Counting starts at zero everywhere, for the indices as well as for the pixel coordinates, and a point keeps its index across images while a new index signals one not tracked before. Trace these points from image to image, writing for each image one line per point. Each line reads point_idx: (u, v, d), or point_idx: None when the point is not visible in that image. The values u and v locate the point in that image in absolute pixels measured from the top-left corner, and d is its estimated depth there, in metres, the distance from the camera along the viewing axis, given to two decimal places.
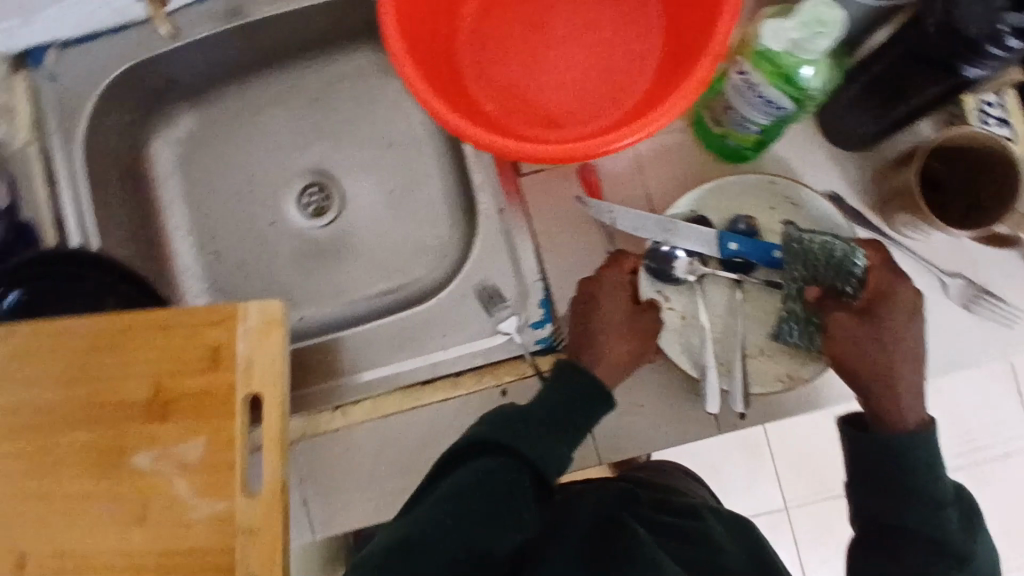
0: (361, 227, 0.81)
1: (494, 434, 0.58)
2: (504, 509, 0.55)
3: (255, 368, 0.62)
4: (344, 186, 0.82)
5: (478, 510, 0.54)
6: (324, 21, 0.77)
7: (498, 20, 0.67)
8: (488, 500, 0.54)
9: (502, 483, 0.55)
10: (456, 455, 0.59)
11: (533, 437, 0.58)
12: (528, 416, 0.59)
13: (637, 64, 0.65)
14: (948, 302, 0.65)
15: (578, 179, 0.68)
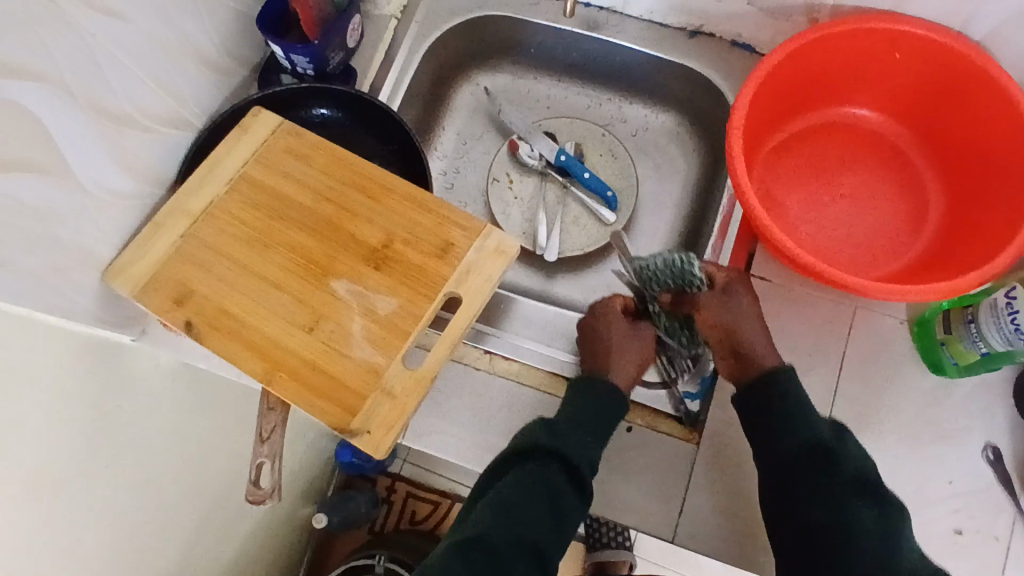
0: (571, 239, 0.88)
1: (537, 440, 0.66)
2: (520, 504, 0.63)
3: (471, 276, 0.68)
4: (571, 192, 0.89)
5: (507, 516, 0.63)
6: (657, 75, 0.88)
7: (803, 158, 0.78)
8: (507, 506, 0.63)
9: (540, 492, 0.64)
10: (495, 471, 0.67)
11: (527, 492, 0.64)
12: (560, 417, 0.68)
13: (896, 253, 0.74)
14: None
15: (791, 308, 0.75)
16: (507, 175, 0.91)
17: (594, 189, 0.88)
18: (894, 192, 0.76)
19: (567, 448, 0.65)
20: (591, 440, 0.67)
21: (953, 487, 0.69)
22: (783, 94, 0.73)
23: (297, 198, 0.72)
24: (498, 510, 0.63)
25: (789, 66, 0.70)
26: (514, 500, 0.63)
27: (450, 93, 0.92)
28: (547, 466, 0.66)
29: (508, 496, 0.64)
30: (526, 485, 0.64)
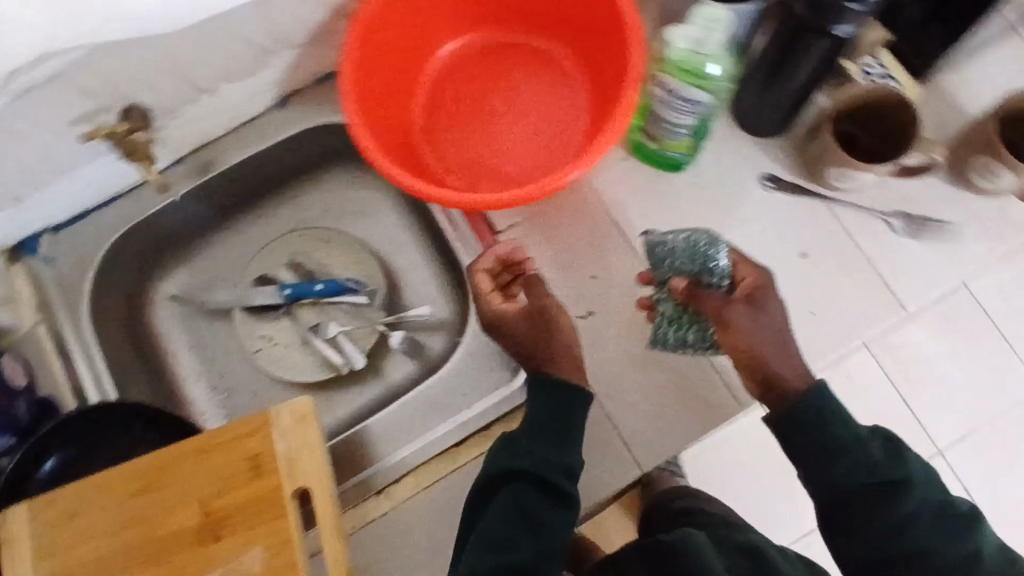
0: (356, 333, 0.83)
1: (514, 457, 0.63)
2: (515, 534, 0.60)
3: (300, 459, 0.62)
4: (323, 303, 0.84)
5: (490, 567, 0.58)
6: (294, 151, 0.84)
7: (447, 112, 0.78)
8: (491, 548, 0.60)
9: (511, 514, 0.61)
10: (477, 501, 0.64)
11: (519, 527, 0.60)
12: (517, 437, 0.65)
13: (573, 114, 0.76)
14: (902, 240, 0.71)
15: (547, 224, 0.75)
16: (263, 337, 0.84)
17: (336, 289, 0.83)
18: (529, 72, 0.78)
19: (529, 467, 0.62)
20: (556, 450, 0.64)
21: (772, 228, 0.73)
22: (383, 87, 0.73)
23: (106, 553, 0.58)
24: (485, 553, 0.59)
25: (366, 65, 0.69)
26: (503, 541, 0.60)
27: (149, 325, 0.83)
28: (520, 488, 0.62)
29: (497, 534, 0.60)
30: (507, 523, 0.61)
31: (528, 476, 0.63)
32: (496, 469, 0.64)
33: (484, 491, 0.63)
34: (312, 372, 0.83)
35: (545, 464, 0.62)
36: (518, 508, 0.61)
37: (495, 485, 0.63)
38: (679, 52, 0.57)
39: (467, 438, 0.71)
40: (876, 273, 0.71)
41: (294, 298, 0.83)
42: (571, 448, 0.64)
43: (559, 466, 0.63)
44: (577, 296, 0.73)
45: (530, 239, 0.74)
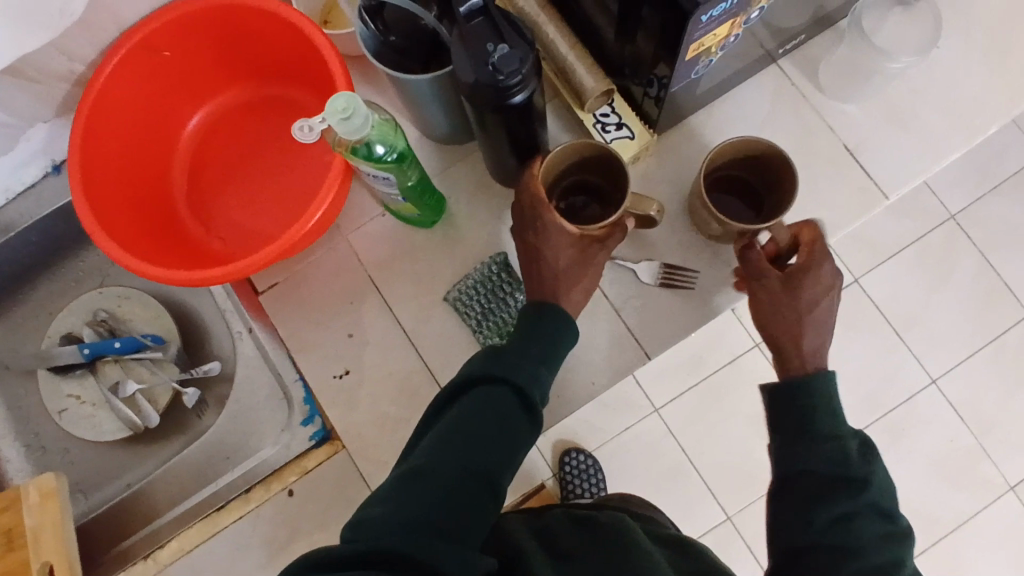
0: (154, 389, 0.85)
1: (490, 369, 0.55)
2: (478, 437, 0.52)
3: (41, 536, 0.69)
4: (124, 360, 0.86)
5: (415, 507, 0.47)
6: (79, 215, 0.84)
7: (207, 169, 0.77)
8: (461, 448, 0.51)
9: (487, 419, 0.53)
10: (453, 390, 0.56)
11: (480, 453, 0.52)
12: (506, 349, 0.57)
13: (325, 166, 0.74)
14: (652, 287, 0.70)
15: (306, 283, 0.75)
16: (70, 395, 0.86)
17: (135, 345, 0.85)
18: (284, 124, 0.76)
19: (510, 374, 0.55)
20: (535, 364, 0.57)
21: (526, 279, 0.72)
22: (125, 156, 0.72)
23: None
24: (456, 461, 0.50)
25: (94, 137, 0.67)
26: (462, 449, 0.51)
27: None
28: (496, 390, 0.55)
29: (463, 442, 0.51)
30: (482, 426, 0.52)
31: (505, 383, 0.55)
32: (478, 369, 0.56)
33: (498, 379, 0.55)
34: (111, 430, 0.85)
35: (535, 378, 0.56)
36: (510, 408, 0.54)
37: (477, 378, 0.55)
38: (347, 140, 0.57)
39: (229, 501, 0.73)
40: (624, 323, 0.70)
41: (95, 356, 0.85)
42: (546, 373, 0.57)
43: (545, 386, 0.56)
44: (333, 356, 0.73)
45: (290, 298, 0.74)
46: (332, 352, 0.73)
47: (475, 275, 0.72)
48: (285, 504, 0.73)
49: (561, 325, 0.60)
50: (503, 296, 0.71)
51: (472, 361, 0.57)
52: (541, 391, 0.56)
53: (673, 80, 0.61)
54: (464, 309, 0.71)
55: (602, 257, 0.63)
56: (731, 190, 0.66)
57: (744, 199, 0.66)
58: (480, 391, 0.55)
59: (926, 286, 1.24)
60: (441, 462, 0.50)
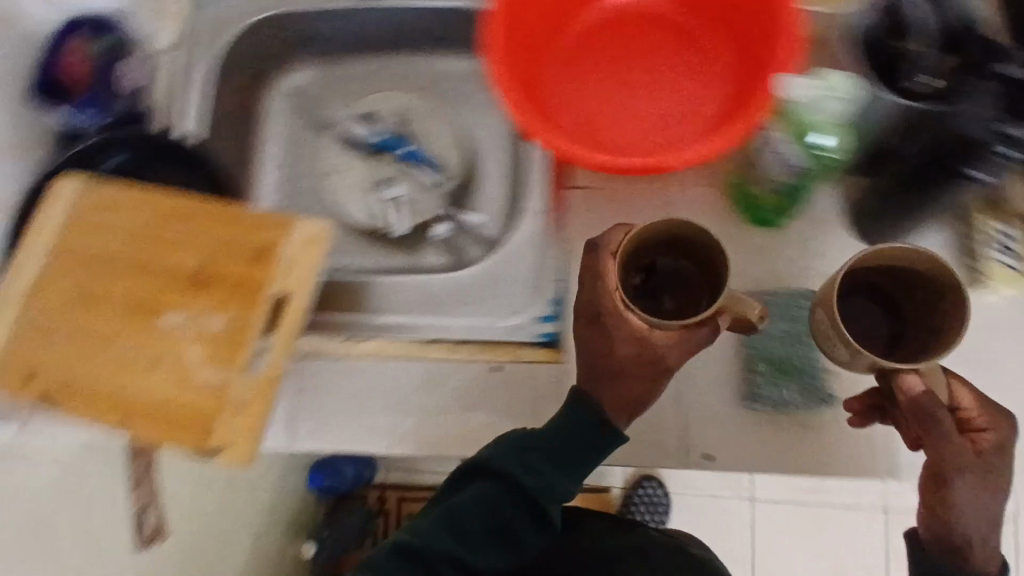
0: (413, 205, 0.89)
1: (501, 460, 0.69)
2: (510, 497, 0.68)
3: (291, 270, 0.70)
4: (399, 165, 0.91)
5: (468, 529, 0.69)
6: (442, 21, 0.87)
7: (590, 53, 0.76)
8: (486, 517, 0.69)
9: (488, 506, 0.69)
10: (464, 472, 0.72)
11: (514, 497, 0.68)
12: (531, 446, 0.68)
13: (700, 119, 0.73)
14: None
15: (615, 208, 0.75)
16: (340, 164, 0.91)
17: (416, 159, 0.90)
18: (685, 60, 0.75)
19: (526, 480, 0.68)
20: (573, 475, 0.68)
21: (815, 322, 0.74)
22: (545, 1, 0.72)
23: (125, 254, 0.73)
24: (508, 511, 0.69)
25: None
26: (494, 541, 0.70)
27: (260, 103, 0.92)
28: (490, 489, 0.69)
29: (500, 506, 0.69)
30: (511, 472, 0.68)
31: (495, 459, 0.69)
32: (490, 456, 0.69)
33: (492, 477, 0.69)
34: (356, 214, 0.89)
35: (548, 487, 0.68)
36: (516, 506, 0.68)
37: (476, 471, 0.71)
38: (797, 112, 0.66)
39: (439, 340, 0.77)
40: (883, 425, 0.69)
41: (380, 147, 0.91)
42: (565, 484, 0.68)
43: (554, 498, 0.68)
44: None
45: (584, 215, 0.77)
46: None
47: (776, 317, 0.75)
48: (480, 374, 0.75)
49: (613, 442, 0.67)
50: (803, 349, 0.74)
51: (506, 434, 0.70)
52: (547, 500, 0.68)
53: None
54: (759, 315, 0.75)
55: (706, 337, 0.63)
56: (876, 301, 0.69)
57: (868, 296, 0.70)
58: (475, 490, 0.70)
59: None
60: (491, 471, 0.69)
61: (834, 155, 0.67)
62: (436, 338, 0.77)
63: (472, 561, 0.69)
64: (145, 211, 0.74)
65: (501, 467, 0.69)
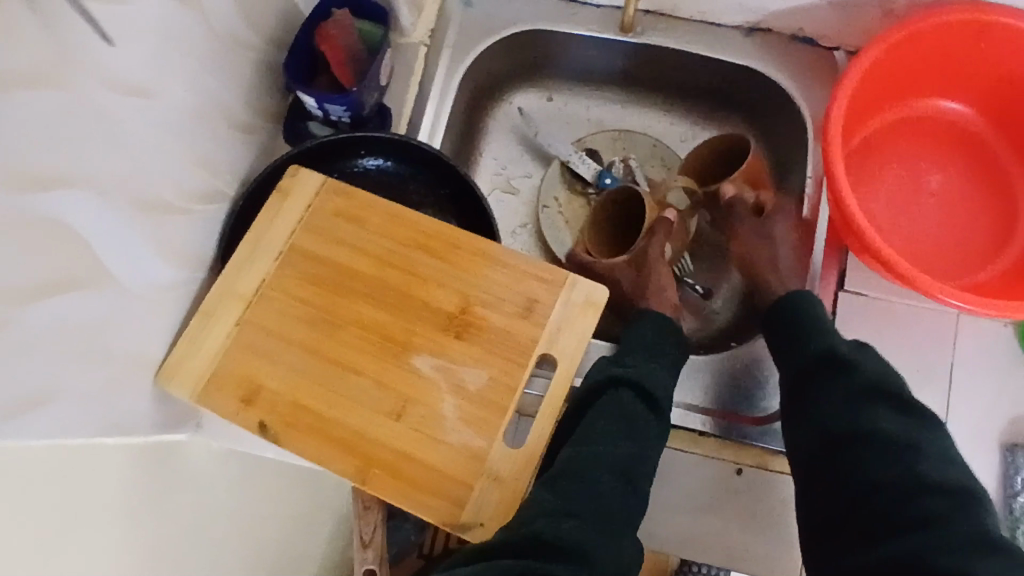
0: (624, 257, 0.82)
1: (619, 364, 0.65)
2: (632, 409, 0.62)
3: (562, 331, 0.63)
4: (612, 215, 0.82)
5: (616, 450, 0.59)
6: (705, 76, 0.81)
7: (882, 153, 0.75)
8: (606, 429, 0.61)
9: (620, 415, 0.62)
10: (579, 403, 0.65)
11: (644, 415, 0.63)
12: (622, 354, 0.67)
13: (995, 246, 0.71)
14: None
15: (891, 321, 0.71)
16: (555, 200, 0.84)
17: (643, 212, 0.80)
18: (982, 182, 0.74)
19: (635, 374, 0.64)
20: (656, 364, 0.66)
21: None
22: (863, 95, 0.71)
23: (368, 273, 0.65)
24: (626, 439, 0.60)
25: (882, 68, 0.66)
26: (624, 438, 0.60)
27: (484, 115, 0.86)
28: (616, 394, 0.64)
29: (621, 417, 0.62)
30: (632, 375, 0.64)
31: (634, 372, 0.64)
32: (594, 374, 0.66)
33: (606, 381, 0.64)
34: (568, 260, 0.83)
35: (647, 373, 0.65)
36: (611, 398, 0.63)
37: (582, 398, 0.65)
38: None
39: (680, 427, 0.70)
40: None
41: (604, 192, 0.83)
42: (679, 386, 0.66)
43: (659, 380, 0.65)
44: None
45: (858, 326, 0.71)
46: None
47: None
48: (724, 478, 0.70)
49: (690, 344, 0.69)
50: None
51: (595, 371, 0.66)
52: (659, 386, 0.64)
53: None
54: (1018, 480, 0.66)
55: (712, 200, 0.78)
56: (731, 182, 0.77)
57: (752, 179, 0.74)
58: (605, 398, 0.64)
59: None
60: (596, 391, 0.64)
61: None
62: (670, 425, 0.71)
63: (621, 460, 0.59)
64: (395, 228, 0.66)
65: (625, 371, 0.64)
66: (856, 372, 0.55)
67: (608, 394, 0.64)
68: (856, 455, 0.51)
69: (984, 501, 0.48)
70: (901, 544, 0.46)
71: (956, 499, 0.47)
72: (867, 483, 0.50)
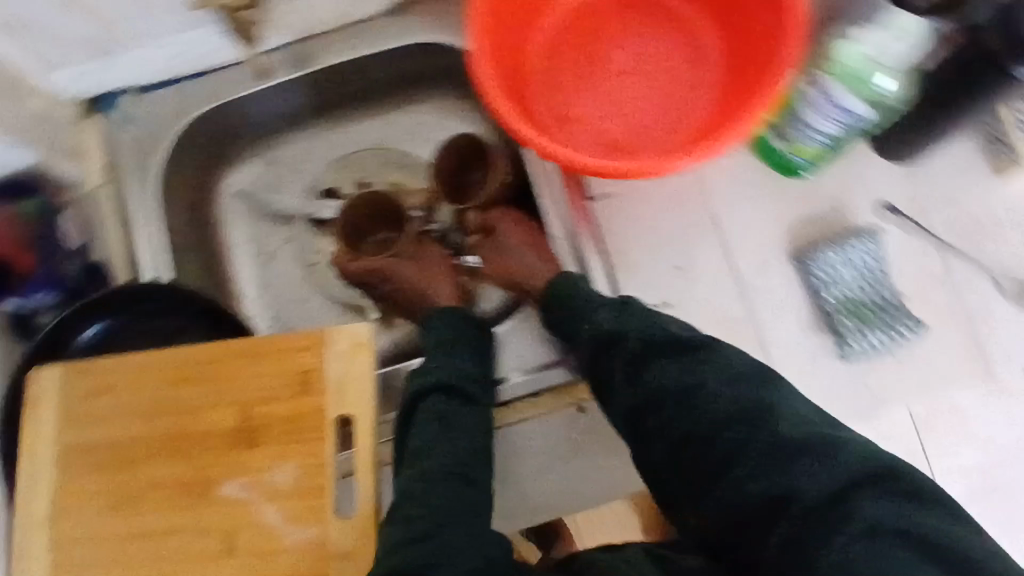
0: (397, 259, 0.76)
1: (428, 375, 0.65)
2: (452, 411, 0.62)
3: (345, 389, 0.61)
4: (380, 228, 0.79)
5: (455, 454, 0.59)
6: (384, 65, 0.79)
7: (564, 57, 0.72)
8: (443, 442, 0.60)
9: (450, 421, 0.61)
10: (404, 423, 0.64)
11: (468, 416, 0.62)
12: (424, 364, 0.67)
13: (698, 93, 0.70)
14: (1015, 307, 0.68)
15: (645, 203, 0.71)
16: (320, 252, 0.83)
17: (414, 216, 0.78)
18: (665, 35, 0.72)
19: (447, 379, 0.64)
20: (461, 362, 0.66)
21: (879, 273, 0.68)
22: (510, 17, 0.67)
23: (148, 433, 0.64)
24: (459, 441, 0.60)
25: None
26: (458, 444, 0.60)
27: (212, 210, 0.81)
28: (437, 402, 0.63)
29: (447, 425, 0.61)
30: (448, 380, 0.64)
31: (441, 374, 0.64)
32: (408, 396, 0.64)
33: (417, 399, 0.64)
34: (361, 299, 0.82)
35: (456, 373, 0.64)
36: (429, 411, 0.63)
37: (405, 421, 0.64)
38: (856, 55, 0.58)
39: (513, 399, 0.71)
40: (971, 330, 0.68)
41: None
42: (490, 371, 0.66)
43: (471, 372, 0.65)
44: (656, 284, 0.70)
45: (620, 224, 0.71)
46: (656, 283, 0.70)
47: (837, 251, 0.68)
48: (571, 422, 0.69)
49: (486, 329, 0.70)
50: (879, 290, 0.68)
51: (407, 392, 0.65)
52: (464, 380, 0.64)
53: None
54: (819, 285, 0.68)
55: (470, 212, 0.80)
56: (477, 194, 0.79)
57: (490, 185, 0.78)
58: (426, 412, 0.63)
59: None
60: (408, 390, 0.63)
61: (875, 125, 0.63)
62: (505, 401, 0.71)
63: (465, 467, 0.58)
64: (151, 377, 0.65)
65: (434, 381, 0.64)
66: (624, 341, 0.61)
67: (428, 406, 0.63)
68: (666, 403, 0.58)
69: (770, 404, 0.54)
70: (741, 480, 0.53)
71: (751, 418, 0.54)
72: (702, 442, 0.55)
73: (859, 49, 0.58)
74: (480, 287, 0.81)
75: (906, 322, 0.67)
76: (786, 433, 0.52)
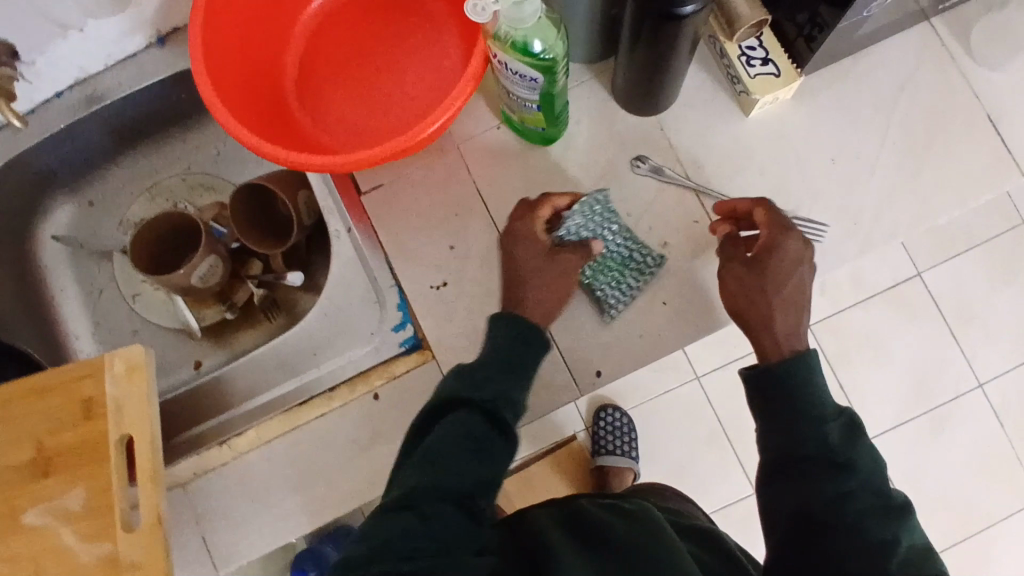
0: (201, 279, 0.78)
1: (468, 388, 0.53)
2: (478, 443, 0.50)
3: (124, 407, 0.65)
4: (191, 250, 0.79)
5: (441, 474, 0.48)
6: (169, 95, 0.82)
7: (316, 59, 0.75)
8: (445, 468, 0.48)
9: (465, 441, 0.50)
10: (416, 435, 0.53)
11: (500, 446, 0.52)
12: (476, 370, 0.55)
13: (441, 68, 0.72)
14: None
15: (412, 190, 0.73)
16: (144, 281, 0.86)
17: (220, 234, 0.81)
18: (404, 19, 0.73)
19: (485, 395, 0.53)
20: (509, 382, 0.54)
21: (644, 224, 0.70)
22: (243, 32, 0.70)
23: None
24: (469, 462, 0.49)
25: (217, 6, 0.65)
26: (456, 477, 0.48)
27: (35, 260, 0.84)
28: (466, 415, 0.52)
29: (471, 450, 0.50)
30: (486, 393, 0.53)
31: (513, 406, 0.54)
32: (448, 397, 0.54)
33: (473, 414, 0.52)
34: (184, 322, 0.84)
35: (501, 396, 0.53)
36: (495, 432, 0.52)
37: (444, 418, 0.53)
38: (510, 31, 0.53)
39: (314, 396, 0.73)
40: None
41: None
42: (519, 387, 0.55)
43: (513, 404, 0.54)
44: (435, 265, 0.72)
45: (395, 212, 0.73)
46: (435, 264, 0.72)
47: (569, 228, 0.67)
48: (369, 409, 0.71)
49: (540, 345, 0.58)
50: (616, 233, 0.69)
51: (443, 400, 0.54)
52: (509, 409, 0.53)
53: (846, 15, 0.59)
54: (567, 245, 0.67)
55: (272, 223, 0.81)
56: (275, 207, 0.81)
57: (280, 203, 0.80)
58: (459, 423, 0.51)
59: (990, 286, 1.21)
60: (756, 380, 0.59)
61: (560, 83, 0.59)
62: (308, 398, 0.73)
63: (450, 495, 0.48)
64: None
65: (475, 393, 0.53)
66: (498, 454, 0.51)
67: (488, 432, 0.52)
68: (478, 455, 0.50)
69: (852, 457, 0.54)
70: (822, 547, 0.51)
71: (843, 462, 0.54)
72: (828, 501, 0.52)
73: (502, 26, 0.53)
74: (289, 296, 0.84)
75: (648, 261, 0.68)
76: (847, 483, 0.53)
